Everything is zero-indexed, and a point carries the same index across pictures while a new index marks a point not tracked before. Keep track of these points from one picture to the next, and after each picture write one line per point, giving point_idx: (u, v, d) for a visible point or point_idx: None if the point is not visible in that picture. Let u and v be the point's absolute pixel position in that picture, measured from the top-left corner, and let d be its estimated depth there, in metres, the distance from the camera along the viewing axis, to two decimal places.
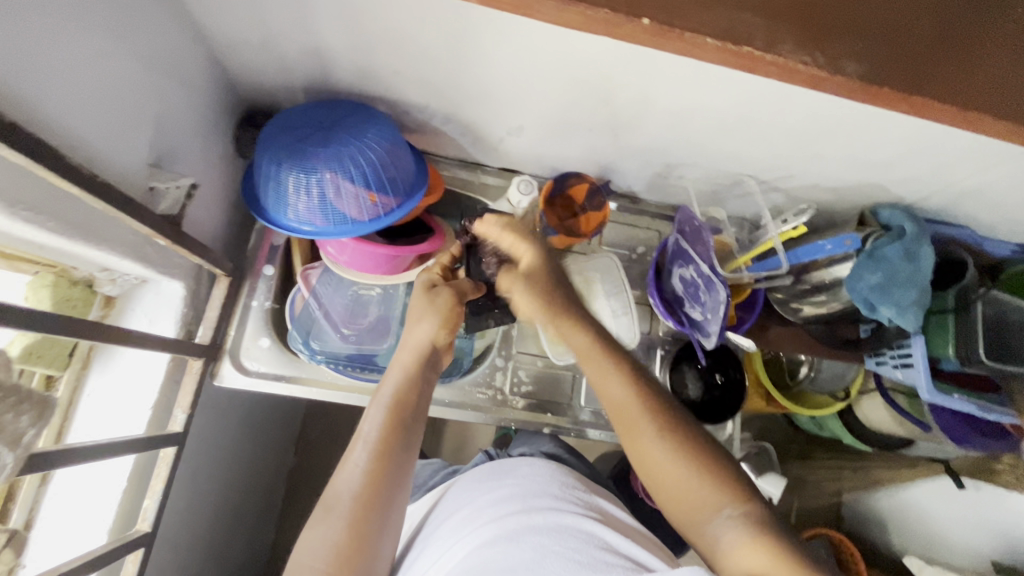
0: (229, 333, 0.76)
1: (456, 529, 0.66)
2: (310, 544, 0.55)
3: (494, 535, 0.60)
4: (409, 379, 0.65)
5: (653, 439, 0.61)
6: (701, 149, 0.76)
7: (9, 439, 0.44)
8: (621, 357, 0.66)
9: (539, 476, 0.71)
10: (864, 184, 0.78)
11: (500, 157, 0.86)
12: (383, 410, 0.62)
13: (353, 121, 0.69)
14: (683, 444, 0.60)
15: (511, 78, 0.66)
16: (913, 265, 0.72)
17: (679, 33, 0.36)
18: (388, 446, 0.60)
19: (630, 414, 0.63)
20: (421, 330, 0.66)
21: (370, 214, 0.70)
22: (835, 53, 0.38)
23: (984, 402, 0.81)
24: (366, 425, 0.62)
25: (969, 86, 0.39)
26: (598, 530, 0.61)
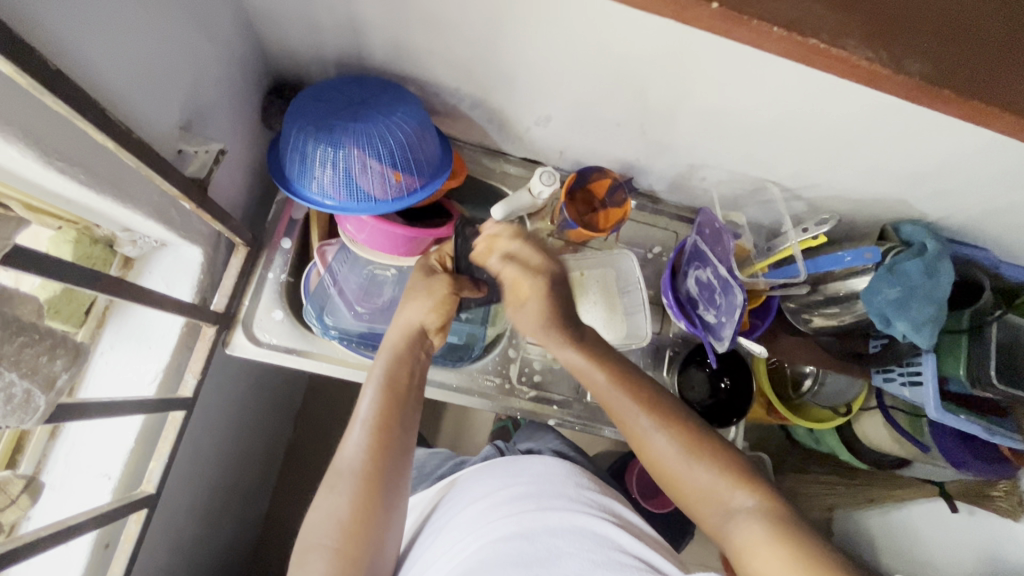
0: (243, 303, 0.76)
1: (463, 523, 0.66)
2: (321, 519, 0.57)
3: (509, 532, 0.61)
4: (398, 358, 0.65)
5: (650, 428, 0.64)
6: (728, 151, 0.76)
7: (43, 381, 0.45)
8: (609, 356, 0.69)
9: (554, 475, 0.71)
10: (888, 199, 0.78)
11: (524, 147, 0.86)
12: (376, 385, 0.63)
13: (383, 99, 0.69)
14: (682, 429, 0.63)
15: (545, 66, 0.66)
16: (933, 282, 0.71)
17: (747, 20, 0.38)
18: (386, 416, 0.61)
19: (617, 406, 0.67)
20: (411, 312, 0.67)
21: (393, 193, 0.70)
22: (899, 53, 0.40)
23: (990, 424, 0.81)
24: (363, 406, 0.62)
25: (1010, 89, 0.41)
26: (612, 531, 0.62)
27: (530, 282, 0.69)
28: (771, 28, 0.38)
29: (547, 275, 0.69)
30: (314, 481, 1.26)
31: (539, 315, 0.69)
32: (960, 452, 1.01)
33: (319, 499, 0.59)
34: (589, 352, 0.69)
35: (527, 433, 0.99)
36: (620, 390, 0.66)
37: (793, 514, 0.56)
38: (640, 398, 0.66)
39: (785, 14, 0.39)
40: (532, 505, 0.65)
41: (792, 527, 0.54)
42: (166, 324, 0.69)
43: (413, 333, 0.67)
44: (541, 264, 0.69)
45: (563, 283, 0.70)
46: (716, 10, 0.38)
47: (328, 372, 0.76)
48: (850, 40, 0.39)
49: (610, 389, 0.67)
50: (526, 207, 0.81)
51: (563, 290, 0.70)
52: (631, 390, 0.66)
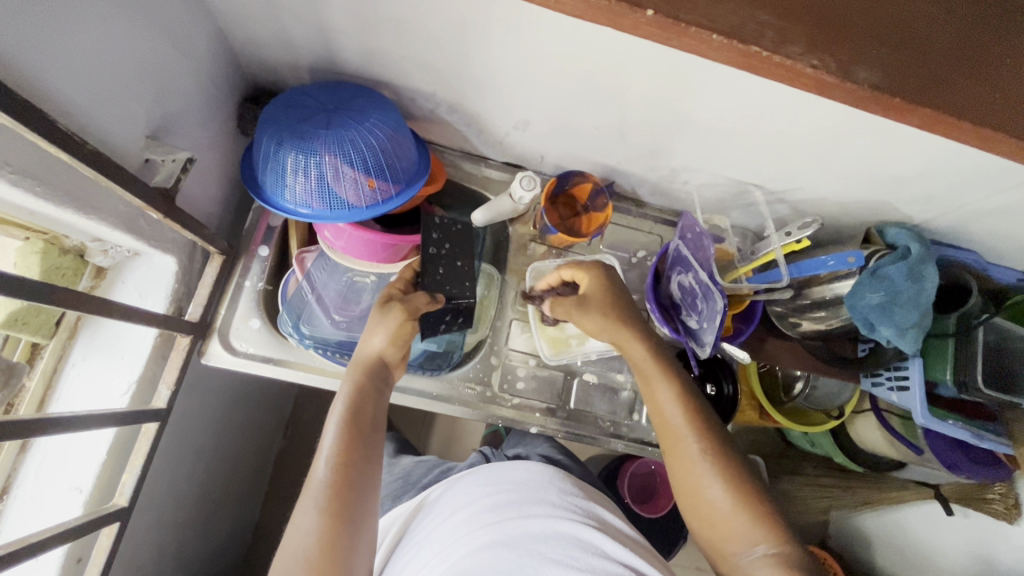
0: (219, 312, 0.75)
1: (445, 533, 0.65)
2: (287, 561, 0.54)
3: (491, 540, 0.59)
4: (361, 391, 0.65)
5: (695, 453, 0.64)
6: (708, 154, 0.75)
7: None
8: (690, 391, 0.68)
9: (537, 482, 0.70)
10: (871, 201, 0.77)
11: (504, 151, 0.85)
12: (341, 420, 0.62)
13: (356, 105, 0.68)
14: (724, 463, 0.63)
15: (519, 71, 0.66)
16: (917, 287, 0.70)
17: (684, 27, 0.38)
18: (350, 454, 0.60)
19: (675, 429, 0.66)
20: (372, 342, 0.68)
21: (368, 200, 0.69)
22: (848, 60, 0.39)
23: (977, 429, 0.79)
24: (326, 442, 0.61)
25: (969, 97, 0.41)
26: (595, 537, 0.61)
27: (585, 274, 0.75)
28: (711, 36, 0.38)
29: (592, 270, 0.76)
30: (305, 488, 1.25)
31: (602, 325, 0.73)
32: (954, 455, 1.00)
33: (286, 537, 0.56)
34: (671, 372, 0.69)
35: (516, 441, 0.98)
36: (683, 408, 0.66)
37: (815, 570, 0.56)
38: (700, 430, 0.65)
39: (736, 23, 0.38)
40: (515, 513, 0.63)
41: None
42: (140, 335, 0.68)
43: (373, 364, 0.67)
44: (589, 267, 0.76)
45: (625, 296, 0.75)
46: (650, 17, 0.37)
47: (307, 382, 0.75)
48: (792, 49, 0.38)
49: (670, 406, 0.67)
50: (508, 212, 0.81)
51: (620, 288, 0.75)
52: (697, 420, 0.66)
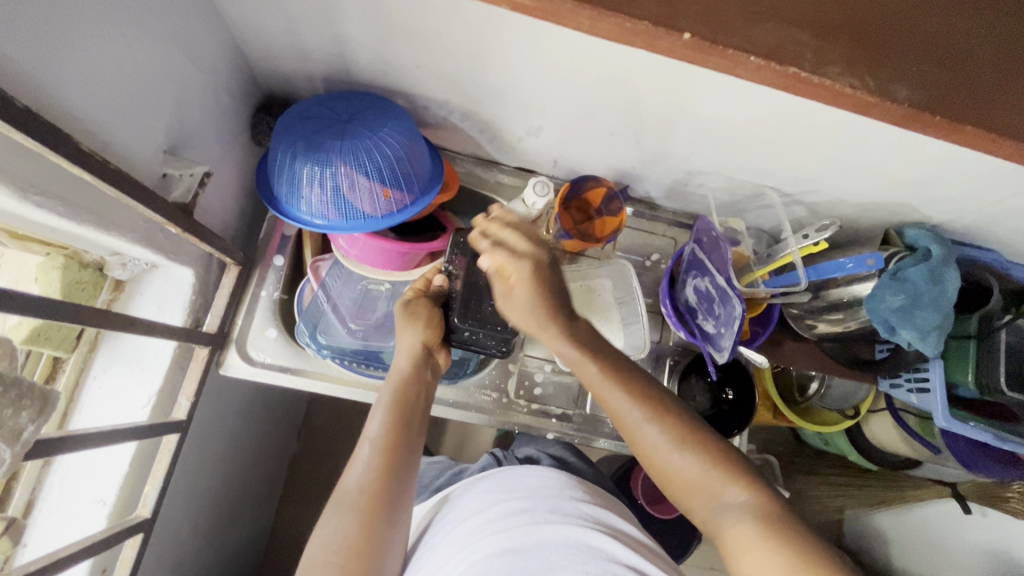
0: (236, 322, 0.75)
1: (456, 540, 0.66)
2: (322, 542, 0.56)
3: (503, 547, 0.60)
4: (406, 382, 0.66)
5: (642, 420, 0.62)
6: (724, 157, 0.74)
7: (8, 435, 0.44)
8: (611, 353, 0.66)
9: (549, 488, 0.70)
10: (890, 202, 0.76)
11: (517, 157, 0.85)
12: (387, 408, 0.63)
13: (371, 115, 0.68)
14: (677, 423, 0.61)
15: (533, 78, 0.65)
16: (939, 289, 0.69)
17: (723, 49, 0.38)
18: (396, 442, 0.61)
19: (604, 396, 0.64)
20: (407, 337, 0.68)
21: (383, 210, 0.68)
22: (886, 79, 0.40)
23: (999, 430, 0.78)
24: (372, 426, 0.62)
25: (986, 111, 0.41)
26: (605, 544, 0.62)
27: (533, 247, 0.65)
28: (748, 58, 0.39)
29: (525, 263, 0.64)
30: (319, 492, 1.25)
31: (533, 306, 0.64)
32: (972, 453, 0.99)
33: (326, 514, 0.58)
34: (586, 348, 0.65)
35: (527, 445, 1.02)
36: (610, 382, 0.64)
37: (784, 510, 0.55)
38: (635, 394, 0.63)
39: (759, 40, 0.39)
40: (525, 518, 0.64)
41: (780, 524, 0.54)
42: (159, 347, 0.68)
43: (417, 355, 0.68)
44: (526, 249, 0.64)
45: (553, 269, 0.65)
46: (688, 40, 0.38)
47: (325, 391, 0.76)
48: (834, 68, 0.39)
49: (603, 386, 0.64)
50: (521, 217, 0.82)
51: (554, 274, 0.65)
52: (635, 393, 0.63)
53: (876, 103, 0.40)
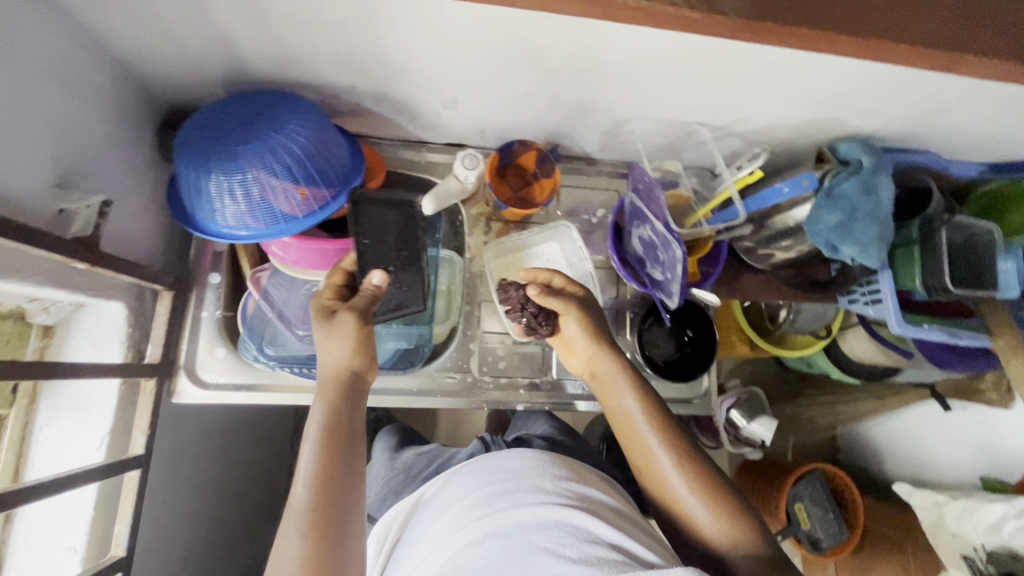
0: (181, 348, 0.73)
1: (439, 534, 0.66)
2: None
3: (483, 535, 0.60)
4: (338, 410, 0.61)
5: (667, 463, 0.67)
6: (647, 100, 0.72)
7: None
8: (645, 391, 0.71)
9: (529, 468, 0.70)
10: (821, 120, 0.75)
11: (443, 133, 0.82)
12: (318, 440, 0.59)
13: (273, 113, 0.65)
14: (696, 469, 0.66)
15: (432, 48, 0.63)
16: (873, 200, 0.69)
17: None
18: (332, 472, 0.57)
19: (636, 437, 0.69)
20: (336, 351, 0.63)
21: (302, 210, 0.66)
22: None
23: (952, 328, 0.80)
24: (304, 462, 0.58)
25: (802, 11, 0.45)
26: (587, 522, 0.61)
27: (573, 318, 0.74)
28: None
29: (576, 306, 0.74)
30: None
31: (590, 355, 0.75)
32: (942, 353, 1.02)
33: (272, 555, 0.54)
34: (619, 381, 0.72)
35: (524, 425, 1.05)
36: (642, 418, 0.69)
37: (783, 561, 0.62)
38: (664, 432, 0.68)
39: None
40: (506, 503, 0.64)
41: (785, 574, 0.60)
42: (103, 386, 0.67)
43: (345, 380, 0.63)
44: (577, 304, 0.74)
45: (598, 320, 0.75)
46: None
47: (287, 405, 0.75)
48: None
49: (636, 417, 0.70)
50: (455, 192, 0.80)
51: (600, 325, 0.75)
52: (662, 433, 0.68)
53: (700, 16, 0.43)
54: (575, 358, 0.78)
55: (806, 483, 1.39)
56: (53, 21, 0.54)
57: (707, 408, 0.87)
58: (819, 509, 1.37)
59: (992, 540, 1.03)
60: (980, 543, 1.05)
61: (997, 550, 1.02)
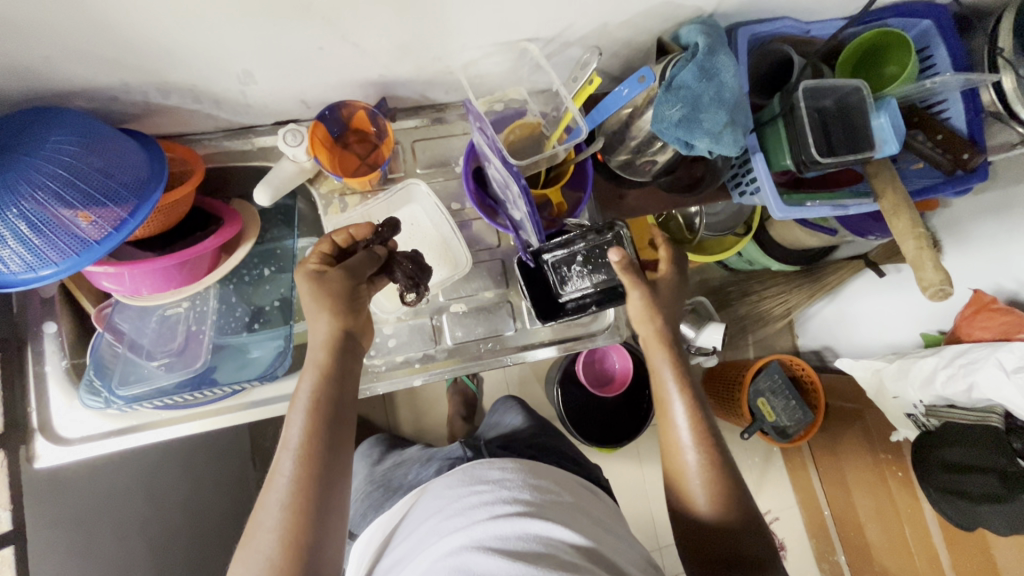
0: (31, 409, 0.68)
1: (417, 545, 0.65)
2: (250, 561, 0.50)
3: (462, 544, 0.60)
4: (329, 377, 0.58)
5: (683, 442, 0.67)
6: (456, 28, 0.64)
7: None
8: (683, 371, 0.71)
9: (504, 479, 0.69)
10: (653, 8, 0.68)
11: (263, 113, 0.74)
12: (306, 412, 0.56)
13: (22, 136, 0.56)
14: (714, 459, 0.66)
15: (173, 20, 0.54)
16: (716, 83, 0.63)
17: None
18: (318, 447, 0.55)
19: (666, 416, 0.70)
20: (318, 326, 0.59)
21: (96, 235, 0.59)
22: None
23: (840, 199, 0.77)
24: (291, 434, 0.55)
25: None
26: (534, 525, 0.61)
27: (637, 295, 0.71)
28: None
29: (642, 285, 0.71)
30: None
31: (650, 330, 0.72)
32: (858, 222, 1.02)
33: (247, 542, 0.52)
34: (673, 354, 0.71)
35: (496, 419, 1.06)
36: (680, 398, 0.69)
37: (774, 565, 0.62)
38: (696, 418, 0.68)
39: None
40: (483, 514, 0.63)
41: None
42: None
43: (339, 342, 0.60)
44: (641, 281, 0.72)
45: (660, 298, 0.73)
46: None
47: (177, 434, 0.72)
48: None
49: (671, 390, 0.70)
50: (293, 176, 0.74)
51: (662, 301, 0.72)
52: (693, 419, 0.68)
53: None
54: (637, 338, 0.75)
55: (765, 376, 1.39)
56: None
57: (616, 337, 0.83)
58: (782, 398, 1.39)
59: (928, 394, 1.03)
60: (918, 400, 1.06)
61: (935, 403, 1.02)
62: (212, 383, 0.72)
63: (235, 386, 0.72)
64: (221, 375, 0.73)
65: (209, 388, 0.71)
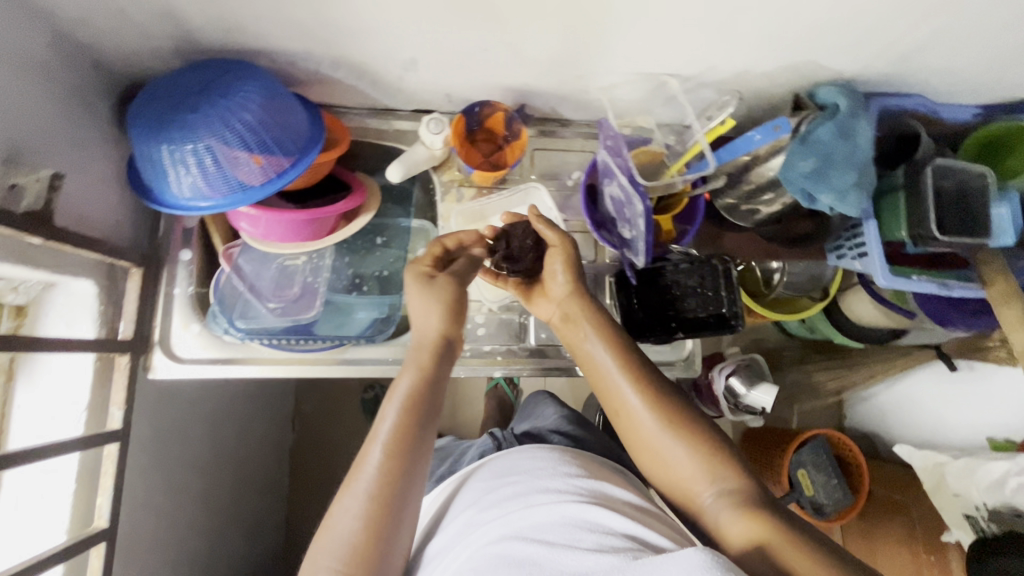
0: (156, 324, 0.74)
1: (455, 537, 0.66)
2: (330, 544, 0.54)
3: (500, 532, 0.60)
4: (426, 377, 0.62)
5: (637, 406, 0.64)
6: (609, 52, 0.69)
7: None
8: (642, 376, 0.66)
9: (545, 471, 0.67)
10: (795, 65, 0.71)
11: (408, 99, 0.80)
12: (393, 412, 0.59)
13: (223, 80, 0.64)
14: (669, 411, 0.64)
15: (375, 5, 0.60)
16: (850, 144, 0.66)
17: None
18: (405, 442, 0.58)
19: (610, 384, 0.67)
20: (424, 323, 0.65)
21: (261, 178, 0.65)
22: None
23: (945, 279, 0.77)
24: (382, 428, 0.59)
25: None
26: (600, 516, 0.58)
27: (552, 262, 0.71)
28: None
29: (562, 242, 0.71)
30: (324, 477, 1.28)
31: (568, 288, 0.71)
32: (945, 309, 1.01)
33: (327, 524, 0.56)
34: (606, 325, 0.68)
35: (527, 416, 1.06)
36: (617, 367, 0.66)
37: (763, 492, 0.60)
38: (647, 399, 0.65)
39: None
40: (520, 504, 0.62)
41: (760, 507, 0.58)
42: (78, 363, 0.67)
43: (438, 345, 0.65)
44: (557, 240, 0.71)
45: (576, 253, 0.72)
46: None
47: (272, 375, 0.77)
48: None
49: (605, 357, 0.67)
50: (425, 160, 0.79)
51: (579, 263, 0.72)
52: (640, 385, 0.65)
53: None
54: (544, 302, 0.74)
55: (808, 449, 1.34)
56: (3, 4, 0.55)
57: (691, 370, 0.85)
58: (822, 475, 1.32)
59: (994, 499, 1.01)
60: (981, 502, 1.03)
61: (1001, 508, 1.00)
62: (315, 335, 0.77)
63: (336, 339, 0.76)
64: (322, 329, 0.78)
65: (312, 338, 0.76)
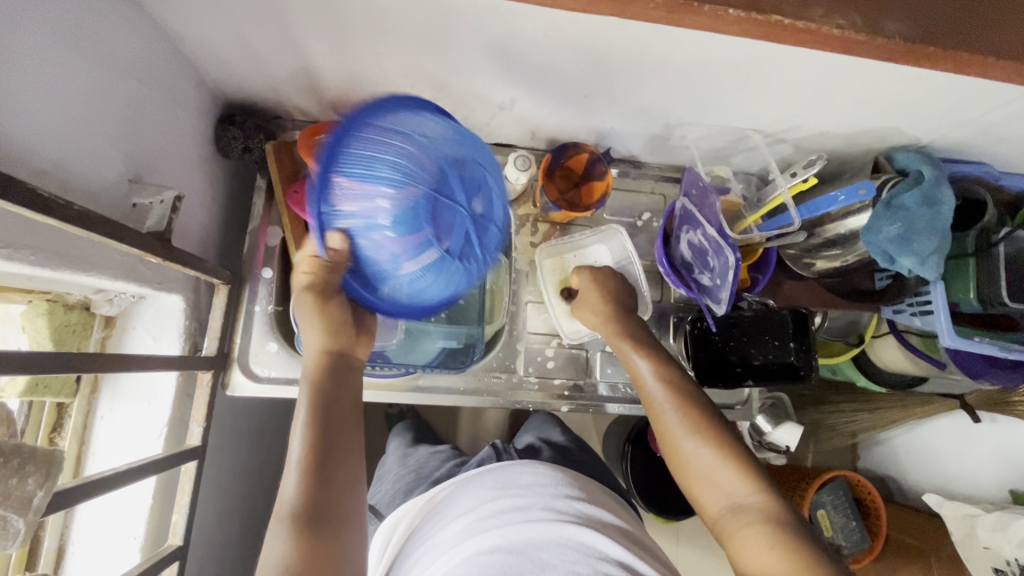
0: (235, 341, 0.74)
1: (440, 541, 0.62)
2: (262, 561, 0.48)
3: (494, 542, 0.57)
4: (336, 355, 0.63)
5: (676, 421, 0.66)
6: (702, 107, 0.72)
7: None
8: (686, 391, 0.69)
9: (542, 486, 0.66)
10: (876, 129, 0.74)
11: (493, 133, 0.82)
12: (306, 424, 0.57)
13: (439, 161, 0.58)
14: (712, 435, 0.65)
15: (495, 53, 0.62)
16: (935, 212, 0.68)
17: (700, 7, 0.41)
18: (332, 425, 0.58)
19: (653, 401, 0.69)
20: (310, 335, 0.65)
21: (448, 269, 0.61)
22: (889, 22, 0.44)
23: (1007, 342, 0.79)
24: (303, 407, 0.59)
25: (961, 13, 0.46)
26: (598, 541, 0.59)
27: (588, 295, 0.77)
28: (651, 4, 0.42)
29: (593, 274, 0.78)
30: None
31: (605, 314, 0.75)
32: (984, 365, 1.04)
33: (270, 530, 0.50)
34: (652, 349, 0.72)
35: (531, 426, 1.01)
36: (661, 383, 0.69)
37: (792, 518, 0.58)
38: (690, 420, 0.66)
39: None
40: (516, 518, 0.61)
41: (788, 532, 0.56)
42: (162, 378, 0.67)
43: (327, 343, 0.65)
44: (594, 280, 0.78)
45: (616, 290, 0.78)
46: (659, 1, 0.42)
47: None
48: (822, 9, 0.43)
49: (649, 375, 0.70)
50: None
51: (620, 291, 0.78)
52: (682, 405, 0.67)
53: (866, 41, 0.45)
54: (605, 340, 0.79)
55: (829, 490, 1.26)
56: (139, 30, 0.56)
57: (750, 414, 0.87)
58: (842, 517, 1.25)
59: None
60: (1013, 557, 1.04)
61: None
62: (391, 362, 0.76)
63: (409, 367, 0.77)
64: (395, 355, 0.78)
65: (390, 365, 0.76)
